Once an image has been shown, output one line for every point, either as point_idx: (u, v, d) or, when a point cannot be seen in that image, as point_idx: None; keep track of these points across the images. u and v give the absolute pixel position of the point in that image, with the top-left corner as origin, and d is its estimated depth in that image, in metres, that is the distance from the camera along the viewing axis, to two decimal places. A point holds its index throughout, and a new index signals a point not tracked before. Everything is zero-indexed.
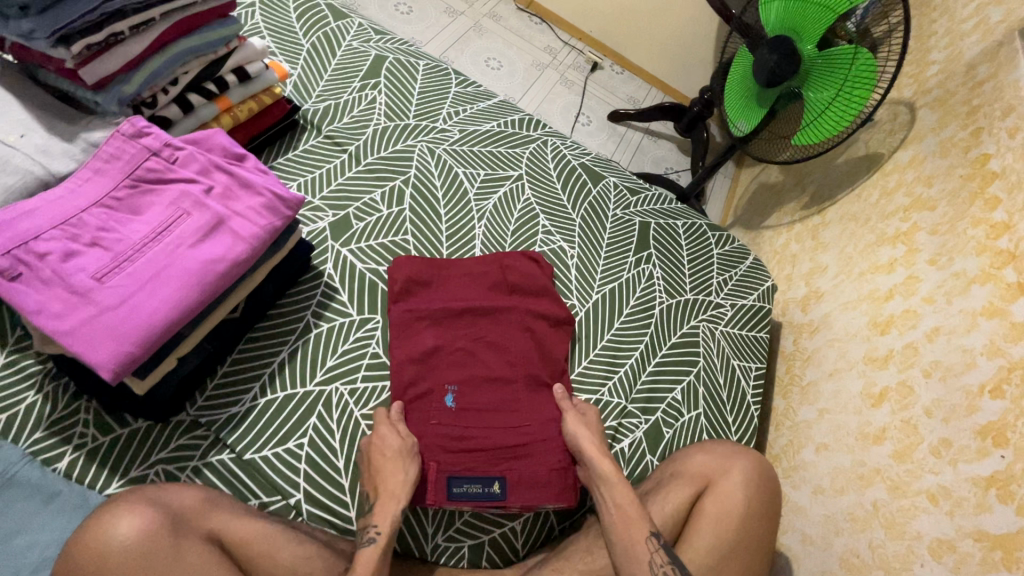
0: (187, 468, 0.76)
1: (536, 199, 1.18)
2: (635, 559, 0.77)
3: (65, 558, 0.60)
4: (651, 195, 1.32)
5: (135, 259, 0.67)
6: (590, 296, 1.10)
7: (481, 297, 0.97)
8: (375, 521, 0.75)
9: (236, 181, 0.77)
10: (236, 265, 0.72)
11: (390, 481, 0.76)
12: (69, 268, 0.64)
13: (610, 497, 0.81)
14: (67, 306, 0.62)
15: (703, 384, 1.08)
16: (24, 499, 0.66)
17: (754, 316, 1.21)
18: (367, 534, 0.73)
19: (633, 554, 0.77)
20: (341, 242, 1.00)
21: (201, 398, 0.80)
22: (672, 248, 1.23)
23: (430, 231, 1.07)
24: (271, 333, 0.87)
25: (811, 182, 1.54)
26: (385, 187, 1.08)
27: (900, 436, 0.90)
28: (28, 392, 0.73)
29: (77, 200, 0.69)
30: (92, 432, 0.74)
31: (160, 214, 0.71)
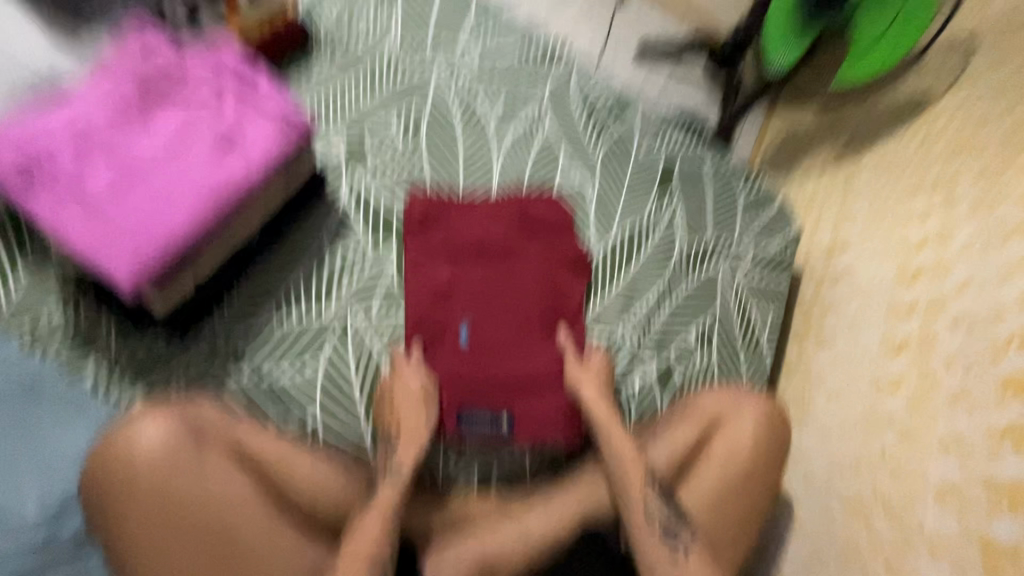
0: (207, 384, 0.78)
1: (558, 133, 1.13)
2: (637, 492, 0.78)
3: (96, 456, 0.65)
4: (677, 134, 1.26)
5: (143, 176, 0.68)
6: (609, 235, 1.07)
7: (498, 232, 0.94)
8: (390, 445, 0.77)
9: (246, 101, 0.75)
10: (246, 188, 0.71)
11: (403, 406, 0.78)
12: (85, 185, 0.66)
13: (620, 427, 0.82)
14: (84, 222, 0.65)
15: (718, 328, 1.06)
16: (60, 402, 0.74)
17: (776, 263, 1.18)
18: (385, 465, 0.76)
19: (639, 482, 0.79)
20: (356, 170, 0.97)
21: (218, 318, 0.81)
22: (696, 190, 1.19)
23: (447, 163, 1.03)
24: (287, 259, 0.87)
25: (847, 127, 1.46)
26: (401, 115, 1.04)
27: (915, 386, 0.89)
28: (53, 306, 0.77)
29: (87, 116, 0.69)
30: (113, 346, 0.77)
31: (167, 132, 0.71)
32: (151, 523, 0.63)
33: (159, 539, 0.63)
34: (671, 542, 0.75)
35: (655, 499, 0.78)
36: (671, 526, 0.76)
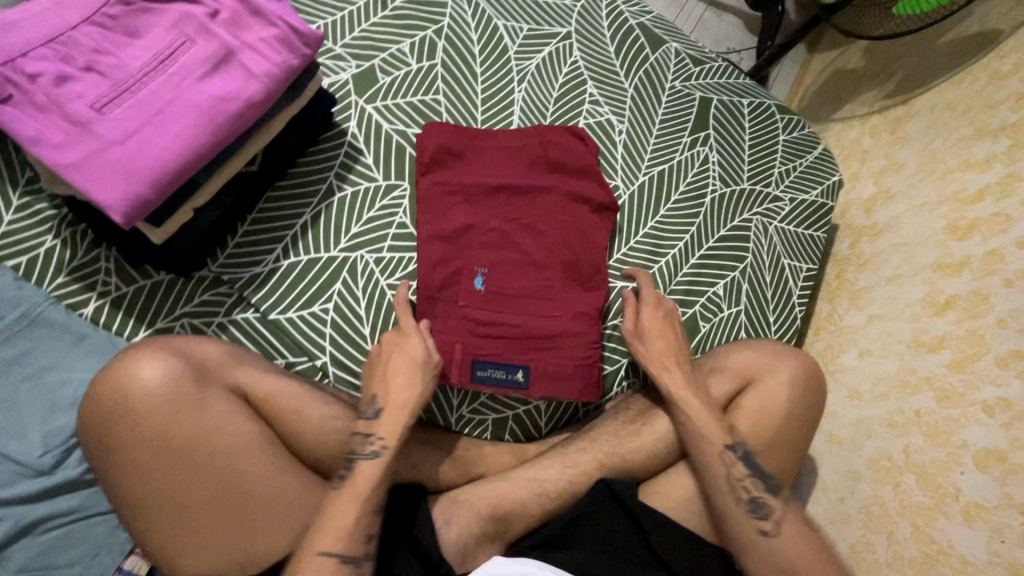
0: (212, 323, 0.74)
1: (585, 63, 1.03)
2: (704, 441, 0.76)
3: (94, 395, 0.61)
4: (715, 67, 1.15)
5: (138, 89, 0.59)
6: (636, 178, 0.99)
7: (518, 173, 0.88)
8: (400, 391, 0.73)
9: (245, 7, 0.66)
10: (250, 107, 0.64)
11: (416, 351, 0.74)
12: (65, 94, 0.57)
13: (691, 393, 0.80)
14: (68, 137, 0.56)
15: (748, 281, 1.00)
16: (54, 338, 0.68)
17: (814, 213, 1.10)
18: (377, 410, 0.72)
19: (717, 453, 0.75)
20: (366, 98, 0.89)
21: (222, 256, 0.76)
22: (733, 132, 1.09)
23: (464, 93, 0.95)
24: (291, 194, 0.81)
25: (900, 67, 1.33)
26: (415, 38, 0.94)
27: (961, 346, 0.83)
28: (45, 237, 0.70)
29: (63, 14, 0.60)
30: (115, 282, 0.72)
31: (162, 39, 0.62)
32: (147, 458, 0.60)
33: (142, 462, 0.60)
34: (758, 519, 0.71)
35: (737, 470, 0.74)
36: (757, 500, 0.72)
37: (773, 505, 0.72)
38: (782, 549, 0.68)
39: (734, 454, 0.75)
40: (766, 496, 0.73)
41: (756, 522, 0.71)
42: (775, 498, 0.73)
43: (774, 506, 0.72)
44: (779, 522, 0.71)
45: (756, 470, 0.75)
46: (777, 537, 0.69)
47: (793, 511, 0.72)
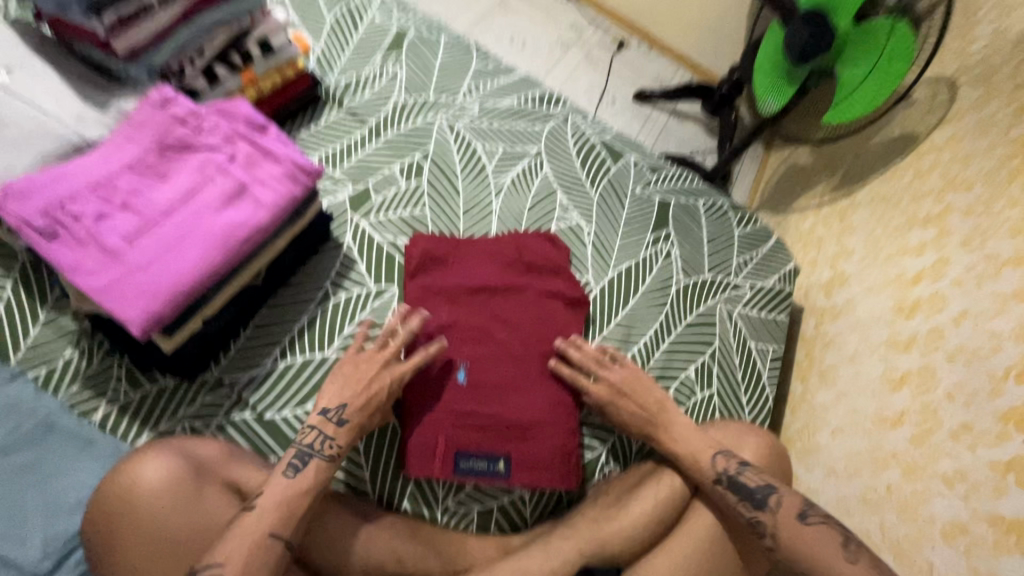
0: (211, 424, 0.79)
1: (555, 176, 1.18)
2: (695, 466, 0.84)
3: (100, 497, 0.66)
4: (671, 174, 1.30)
5: (163, 223, 0.70)
6: (605, 274, 1.09)
7: (497, 274, 0.97)
8: None
9: (258, 150, 0.79)
10: (258, 231, 0.75)
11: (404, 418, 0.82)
12: (102, 229, 0.67)
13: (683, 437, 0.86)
14: (101, 265, 0.66)
15: (717, 364, 1.07)
16: (66, 444, 0.73)
17: (774, 297, 1.19)
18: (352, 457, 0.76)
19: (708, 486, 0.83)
20: (361, 214, 1.02)
21: (224, 360, 0.83)
22: (691, 228, 1.21)
23: (448, 206, 1.08)
24: (291, 301, 0.90)
25: (841, 164, 1.49)
26: (404, 162, 1.09)
27: (919, 421, 0.88)
28: (65, 348, 0.78)
29: (106, 164, 0.72)
30: (125, 387, 0.78)
31: (187, 179, 0.74)
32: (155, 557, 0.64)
33: (154, 565, 0.64)
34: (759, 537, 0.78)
35: (730, 496, 0.80)
36: (755, 519, 0.78)
37: (767, 520, 0.77)
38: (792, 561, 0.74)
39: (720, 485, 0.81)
40: (756, 512, 0.78)
41: (763, 543, 0.77)
42: (764, 512, 0.78)
43: (769, 522, 0.77)
44: (776, 535, 0.76)
45: (741, 489, 0.80)
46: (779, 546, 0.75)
47: (789, 520, 0.76)
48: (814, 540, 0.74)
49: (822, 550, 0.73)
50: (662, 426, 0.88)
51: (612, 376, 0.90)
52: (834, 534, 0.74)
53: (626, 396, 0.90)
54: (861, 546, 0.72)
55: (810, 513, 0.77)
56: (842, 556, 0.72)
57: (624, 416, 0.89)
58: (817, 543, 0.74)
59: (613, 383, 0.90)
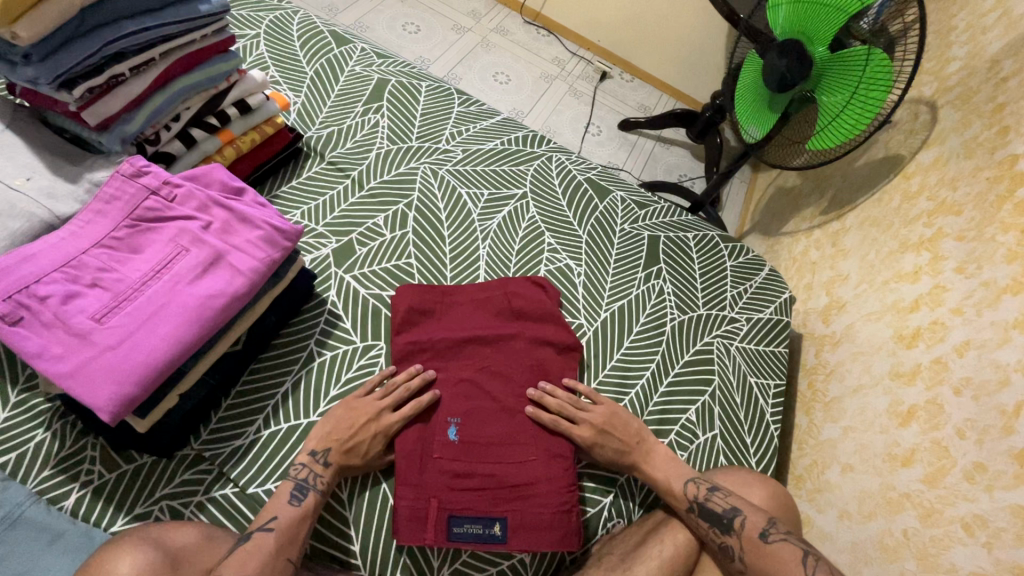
0: (191, 503, 0.75)
1: (541, 216, 1.17)
2: (671, 493, 0.85)
3: None
4: (660, 208, 1.29)
5: (135, 297, 0.68)
6: (598, 315, 1.07)
7: (486, 324, 0.95)
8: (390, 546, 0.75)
9: (234, 216, 0.78)
10: (234, 300, 0.72)
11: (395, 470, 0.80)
12: (70, 310, 0.65)
13: (661, 474, 0.87)
14: (67, 348, 0.63)
15: (718, 404, 1.04)
16: (31, 538, 0.66)
17: (771, 329, 1.17)
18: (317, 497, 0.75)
19: (685, 508, 0.83)
20: (345, 268, 1.00)
21: (205, 432, 0.80)
22: (683, 262, 1.20)
23: (434, 254, 1.06)
24: (274, 364, 0.87)
25: (830, 185, 1.48)
26: (388, 212, 1.08)
27: (931, 459, 0.85)
28: (37, 430, 0.74)
29: (74, 241, 0.70)
30: (99, 469, 0.74)
31: (160, 251, 0.72)
32: None
33: None
34: (728, 560, 0.78)
35: (701, 522, 0.81)
36: (723, 544, 0.79)
37: (733, 544, 0.78)
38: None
39: (694, 510, 0.82)
40: (724, 537, 0.79)
41: (733, 566, 0.78)
42: (732, 536, 0.78)
43: (735, 545, 0.78)
44: (744, 559, 0.77)
45: (708, 515, 0.81)
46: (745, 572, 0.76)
47: (750, 539, 0.77)
48: (780, 560, 0.74)
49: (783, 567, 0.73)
50: (643, 458, 0.88)
51: (600, 422, 0.88)
52: (794, 550, 0.75)
53: (620, 447, 0.88)
54: (819, 560, 0.73)
55: (771, 531, 0.77)
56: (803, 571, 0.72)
57: (610, 455, 0.87)
58: (785, 564, 0.73)
59: (596, 426, 0.87)
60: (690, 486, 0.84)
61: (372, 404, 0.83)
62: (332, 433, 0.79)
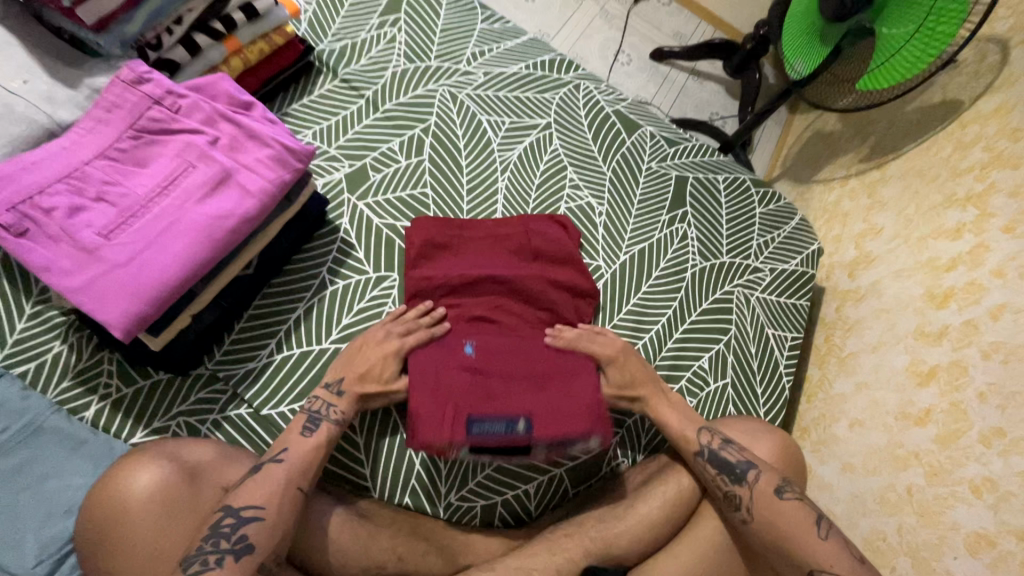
0: (207, 421, 0.76)
1: (564, 149, 1.10)
2: (683, 438, 0.84)
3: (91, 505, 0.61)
4: (690, 146, 1.22)
5: (143, 214, 0.65)
6: (617, 257, 1.04)
7: (502, 261, 0.91)
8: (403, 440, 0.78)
9: (242, 131, 0.73)
10: (245, 222, 0.70)
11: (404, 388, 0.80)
12: (76, 224, 0.63)
13: (670, 420, 0.86)
14: (76, 263, 0.62)
15: (732, 352, 1.02)
16: (54, 445, 0.68)
17: (795, 281, 1.13)
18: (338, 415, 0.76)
19: (692, 454, 0.83)
20: (358, 195, 0.96)
21: (218, 353, 0.80)
22: (710, 206, 1.14)
23: (451, 184, 1.01)
24: (286, 290, 0.86)
25: (874, 130, 1.37)
26: (404, 136, 1.02)
27: (946, 420, 0.84)
28: (54, 342, 0.75)
29: (74, 151, 0.67)
30: (117, 383, 0.75)
31: (166, 166, 0.69)
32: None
33: None
34: (733, 509, 0.78)
35: (710, 469, 0.81)
36: (730, 492, 0.78)
37: (743, 494, 0.77)
38: (758, 529, 0.75)
39: (702, 455, 0.82)
40: (732, 486, 0.78)
41: (736, 515, 0.77)
42: (742, 487, 0.78)
43: (744, 495, 0.77)
44: (751, 509, 0.76)
45: (720, 462, 0.80)
46: (751, 523, 0.76)
47: (754, 488, 0.77)
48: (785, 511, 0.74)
49: (793, 522, 0.73)
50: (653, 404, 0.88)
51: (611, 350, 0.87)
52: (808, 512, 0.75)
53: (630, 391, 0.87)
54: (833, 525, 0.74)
55: (786, 489, 0.77)
56: (815, 534, 0.73)
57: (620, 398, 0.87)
58: (787, 515, 0.74)
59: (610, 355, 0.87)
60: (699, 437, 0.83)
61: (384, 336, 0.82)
62: (345, 362, 0.79)
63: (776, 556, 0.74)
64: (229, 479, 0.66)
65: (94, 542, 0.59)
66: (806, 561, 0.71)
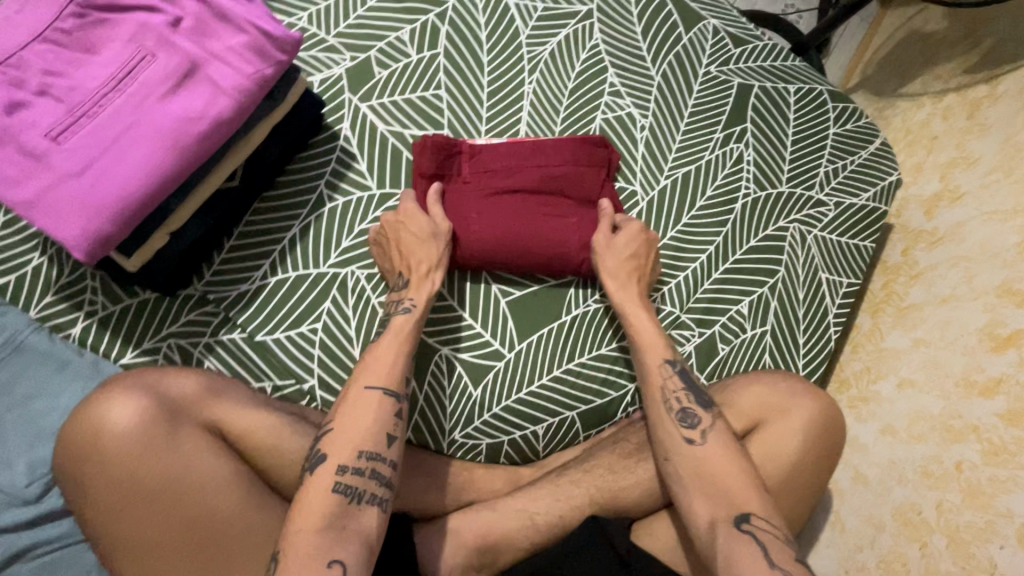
0: (199, 344, 0.72)
1: (606, 46, 0.92)
2: (646, 353, 0.76)
3: (67, 437, 0.58)
4: (761, 45, 1.00)
5: (95, 113, 0.55)
6: (656, 183, 0.90)
7: (535, 166, 0.81)
8: (410, 291, 0.72)
9: (210, 12, 0.60)
10: (218, 126, 0.58)
11: (418, 250, 0.73)
12: (18, 123, 0.54)
13: (639, 329, 0.77)
14: (24, 171, 0.53)
15: (777, 298, 0.91)
16: (37, 366, 0.67)
17: (863, 218, 0.97)
18: (402, 305, 0.72)
19: (653, 372, 0.75)
20: (360, 96, 0.82)
21: (208, 273, 0.74)
22: (775, 123, 0.96)
23: (469, 86, 0.86)
24: (279, 206, 0.77)
25: (988, 35, 1.10)
26: (415, 23, 0.86)
27: (1019, 394, 0.74)
28: (32, 254, 0.69)
29: (8, 31, 0.56)
30: (102, 301, 0.70)
31: (120, 54, 0.57)
32: (169, 540, 0.56)
33: (168, 545, 0.56)
34: (687, 427, 0.70)
35: (673, 381, 0.74)
36: (684, 409, 0.72)
37: (702, 417, 0.71)
38: (706, 458, 0.68)
39: (671, 367, 0.75)
40: (693, 405, 0.72)
41: (684, 434, 0.70)
42: (707, 413, 0.71)
43: (703, 419, 0.71)
44: (705, 436, 0.69)
45: (690, 383, 0.74)
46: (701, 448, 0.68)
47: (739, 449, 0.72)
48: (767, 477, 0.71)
49: (740, 470, 0.67)
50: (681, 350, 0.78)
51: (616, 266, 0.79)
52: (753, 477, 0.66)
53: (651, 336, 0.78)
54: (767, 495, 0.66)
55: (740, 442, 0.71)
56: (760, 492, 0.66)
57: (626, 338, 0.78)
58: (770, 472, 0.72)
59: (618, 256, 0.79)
60: (671, 359, 0.76)
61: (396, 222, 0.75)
62: None
63: (711, 497, 0.66)
64: (218, 410, 0.62)
65: (73, 472, 0.57)
66: (739, 504, 0.64)
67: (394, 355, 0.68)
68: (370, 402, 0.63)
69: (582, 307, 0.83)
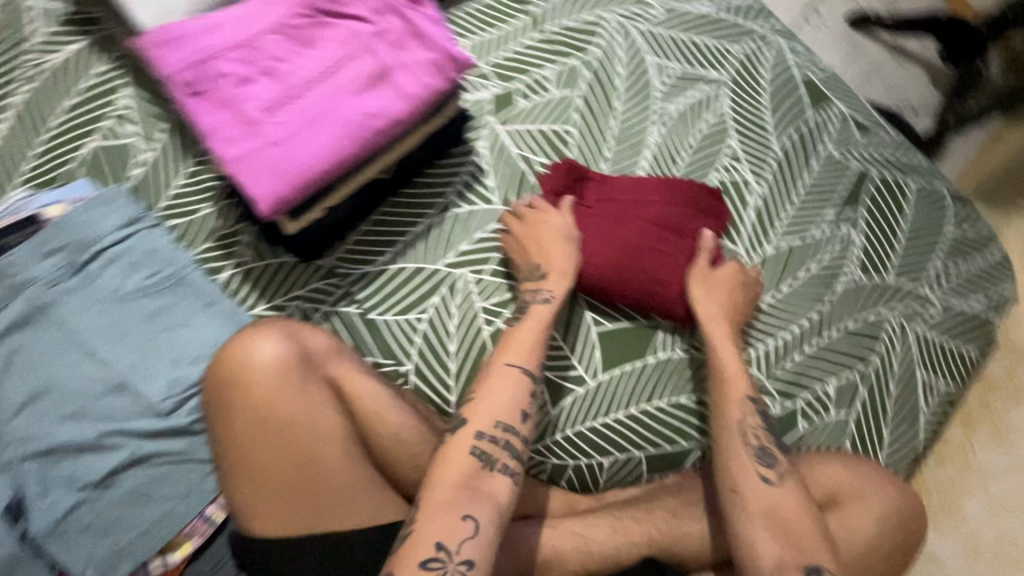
0: (318, 309, 0.79)
1: (733, 113, 0.96)
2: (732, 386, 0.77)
3: (217, 364, 0.65)
4: (886, 137, 1.02)
5: (302, 97, 0.65)
6: (760, 249, 0.92)
7: (655, 202, 0.86)
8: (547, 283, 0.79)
9: (409, 30, 0.69)
10: (394, 125, 0.67)
11: (557, 248, 0.81)
12: (243, 94, 0.64)
13: (727, 365, 0.79)
14: (239, 132, 0.63)
15: (867, 386, 0.89)
16: (187, 299, 0.76)
17: (969, 323, 0.95)
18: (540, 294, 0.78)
19: (733, 403, 0.76)
20: (500, 120, 0.90)
21: (339, 249, 0.82)
22: (890, 213, 0.96)
23: (598, 128, 0.92)
24: (411, 203, 0.85)
25: None
26: (561, 65, 0.94)
27: None
28: (203, 205, 0.80)
29: (251, 21, 0.67)
30: (250, 255, 0.80)
31: (331, 52, 0.67)
32: (283, 478, 0.62)
33: (281, 481, 0.62)
34: (764, 466, 0.71)
35: (752, 419, 0.75)
36: (763, 449, 0.73)
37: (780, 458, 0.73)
38: (783, 500, 0.69)
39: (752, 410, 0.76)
40: (774, 446, 0.74)
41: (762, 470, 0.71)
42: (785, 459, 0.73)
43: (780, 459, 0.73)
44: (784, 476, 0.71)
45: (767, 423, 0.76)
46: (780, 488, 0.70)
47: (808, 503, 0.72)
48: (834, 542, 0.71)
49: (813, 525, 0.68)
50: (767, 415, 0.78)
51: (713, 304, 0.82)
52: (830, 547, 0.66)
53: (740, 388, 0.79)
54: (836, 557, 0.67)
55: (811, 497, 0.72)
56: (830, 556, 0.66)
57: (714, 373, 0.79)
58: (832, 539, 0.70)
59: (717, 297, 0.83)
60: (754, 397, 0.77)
61: (534, 219, 0.83)
62: None
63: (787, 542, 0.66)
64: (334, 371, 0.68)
65: (219, 397, 0.64)
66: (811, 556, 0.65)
67: (534, 333, 0.75)
68: (503, 381, 0.70)
69: (668, 352, 0.85)
